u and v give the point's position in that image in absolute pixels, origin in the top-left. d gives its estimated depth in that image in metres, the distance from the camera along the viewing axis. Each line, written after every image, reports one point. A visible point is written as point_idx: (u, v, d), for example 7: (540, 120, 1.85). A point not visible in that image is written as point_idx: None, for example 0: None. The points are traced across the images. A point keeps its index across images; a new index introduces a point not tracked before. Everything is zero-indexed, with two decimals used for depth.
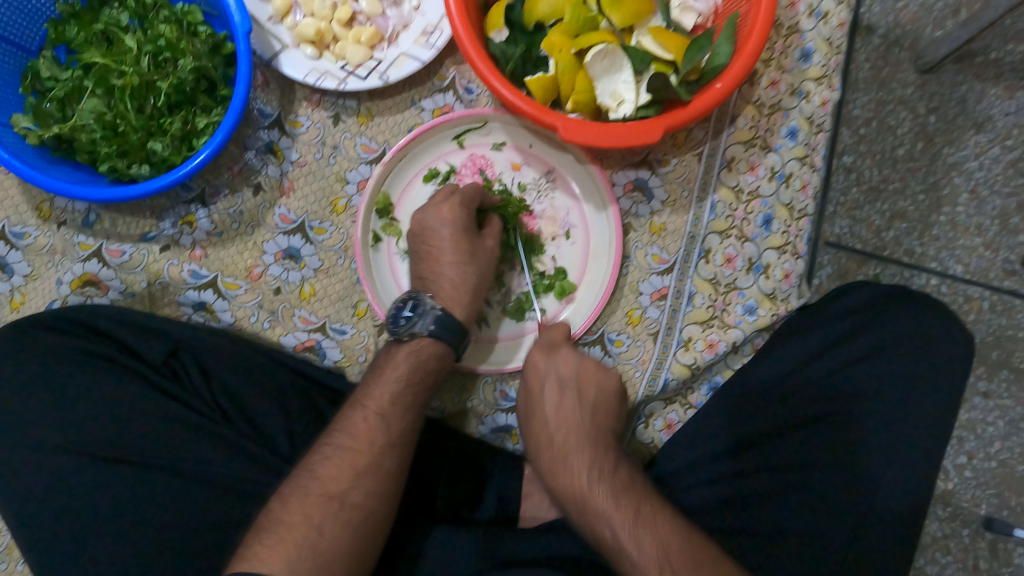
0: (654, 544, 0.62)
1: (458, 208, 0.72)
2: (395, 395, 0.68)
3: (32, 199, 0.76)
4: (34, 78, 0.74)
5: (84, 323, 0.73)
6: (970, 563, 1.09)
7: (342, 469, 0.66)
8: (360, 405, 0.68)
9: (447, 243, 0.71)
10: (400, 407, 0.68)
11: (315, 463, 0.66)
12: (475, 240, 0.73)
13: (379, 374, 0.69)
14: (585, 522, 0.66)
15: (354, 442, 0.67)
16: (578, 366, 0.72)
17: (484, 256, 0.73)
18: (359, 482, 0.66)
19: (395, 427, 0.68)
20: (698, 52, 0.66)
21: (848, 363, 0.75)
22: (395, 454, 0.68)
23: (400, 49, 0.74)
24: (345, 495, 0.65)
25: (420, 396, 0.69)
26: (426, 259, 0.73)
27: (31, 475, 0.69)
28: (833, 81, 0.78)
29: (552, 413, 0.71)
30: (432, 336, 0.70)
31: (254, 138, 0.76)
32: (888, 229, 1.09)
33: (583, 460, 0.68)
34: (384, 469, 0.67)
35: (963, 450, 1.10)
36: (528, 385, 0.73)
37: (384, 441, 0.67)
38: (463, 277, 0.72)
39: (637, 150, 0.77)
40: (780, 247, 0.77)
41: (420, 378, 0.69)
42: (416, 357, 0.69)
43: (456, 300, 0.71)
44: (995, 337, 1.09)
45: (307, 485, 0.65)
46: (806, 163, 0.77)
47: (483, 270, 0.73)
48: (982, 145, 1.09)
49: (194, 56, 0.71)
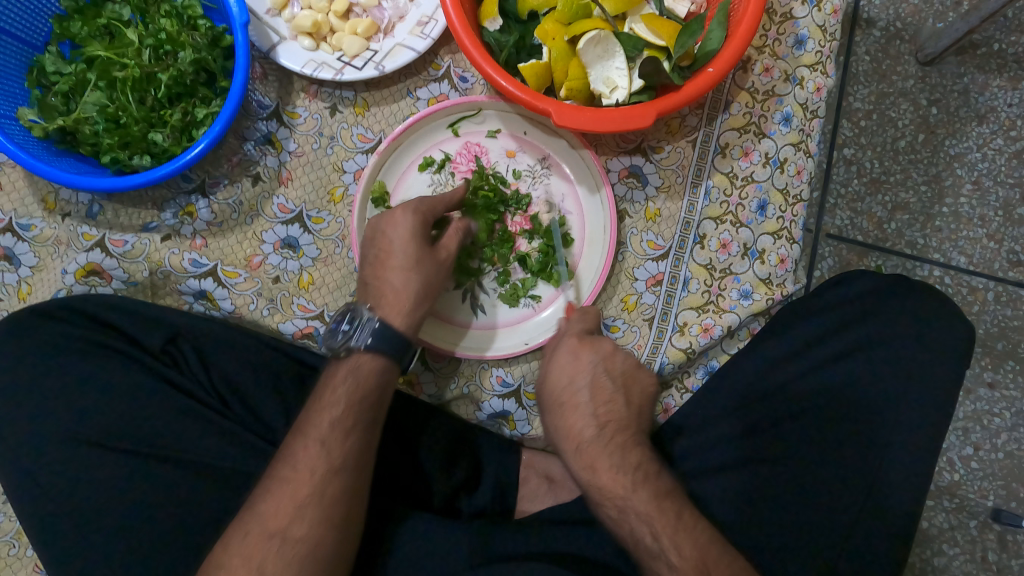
0: (693, 553, 0.63)
1: (410, 216, 0.70)
2: (334, 417, 0.66)
3: (38, 191, 0.77)
4: (39, 73, 0.75)
5: (87, 313, 0.73)
6: (979, 555, 1.08)
7: (283, 503, 0.63)
8: (300, 433, 0.66)
9: (396, 248, 0.71)
10: (340, 431, 0.66)
11: (257, 501, 0.64)
12: (424, 251, 0.71)
13: (320, 399, 0.68)
14: (626, 526, 0.66)
15: (294, 473, 0.64)
16: (621, 363, 0.72)
17: (432, 267, 0.72)
18: (300, 514, 0.63)
19: (336, 452, 0.66)
20: (689, 37, 0.67)
21: (845, 350, 0.75)
22: (338, 479, 0.65)
23: (396, 40, 0.75)
24: (287, 530, 0.62)
25: (360, 416, 0.67)
26: (372, 265, 0.72)
27: (34, 460, 0.70)
28: (828, 67, 0.78)
29: (591, 407, 0.70)
30: (370, 349, 0.69)
31: (252, 130, 0.77)
32: (890, 220, 1.09)
33: (626, 460, 0.68)
34: (328, 497, 0.64)
35: (970, 441, 1.09)
36: (568, 376, 0.71)
37: (325, 467, 0.65)
38: (406, 285, 0.70)
39: (630, 137, 0.77)
40: (775, 232, 0.78)
41: (360, 397, 0.67)
42: (351, 378, 0.68)
43: (396, 308, 0.70)
44: (999, 329, 1.09)
45: (248, 524, 0.63)
46: (801, 148, 0.78)
47: (428, 279, 0.71)
48: (985, 136, 1.09)
49: (193, 48, 0.72)
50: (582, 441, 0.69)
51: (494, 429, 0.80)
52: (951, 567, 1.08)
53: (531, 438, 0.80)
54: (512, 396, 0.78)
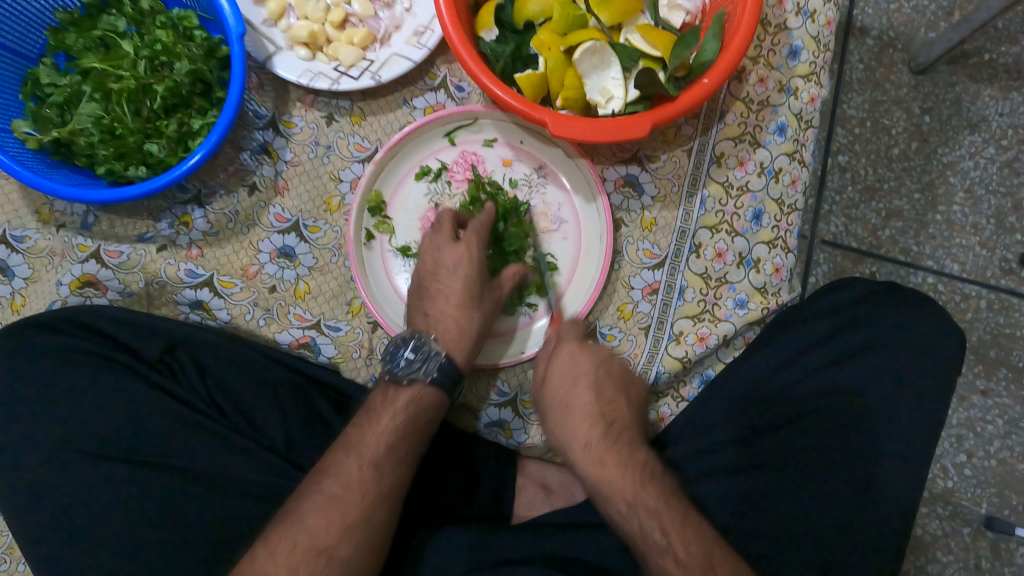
0: (700, 551, 0.64)
1: (478, 255, 0.73)
2: (391, 445, 0.68)
3: (32, 203, 0.77)
4: (34, 85, 0.75)
5: (81, 323, 0.73)
6: (972, 562, 1.09)
7: (332, 521, 0.64)
8: (354, 452, 0.67)
9: (463, 286, 0.72)
10: (393, 459, 0.68)
11: (305, 512, 0.65)
12: (484, 288, 0.74)
13: (376, 420, 0.68)
14: (633, 521, 0.66)
15: (345, 493, 0.66)
16: (620, 367, 0.74)
17: (491, 306, 0.74)
18: (347, 536, 0.64)
19: (387, 479, 0.67)
20: (684, 49, 0.67)
21: (840, 357, 0.76)
22: (385, 506, 0.67)
23: (392, 49, 0.75)
24: (334, 549, 0.64)
25: (413, 447, 0.69)
26: (435, 299, 0.73)
27: (27, 471, 0.69)
28: (821, 78, 0.79)
29: (596, 407, 0.71)
30: (434, 382, 0.69)
31: (248, 139, 0.77)
32: (883, 227, 1.09)
33: (633, 459, 0.69)
34: (373, 522, 0.66)
35: (963, 448, 1.10)
36: (568, 376, 0.72)
37: (376, 492, 0.67)
38: (469, 323, 0.72)
39: (627, 147, 0.78)
40: (770, 241, 0.78)
41: (415, 429, 0.69)
42: (413, 407, 0.69)
43: (459, 344, 0.72)
44: (993, 336, 1.09)
45: (294, 537, 0.64)
46: (795, 158, 0.78)
47: (487, 318, 0.73)
48: (978, 145, 1.09)
49: (189, 59, 0.72)
50: (589, 440, 0.70)
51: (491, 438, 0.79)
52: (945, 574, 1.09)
53: (528, 447, 0.79)
54: (510, 405, 0.78)
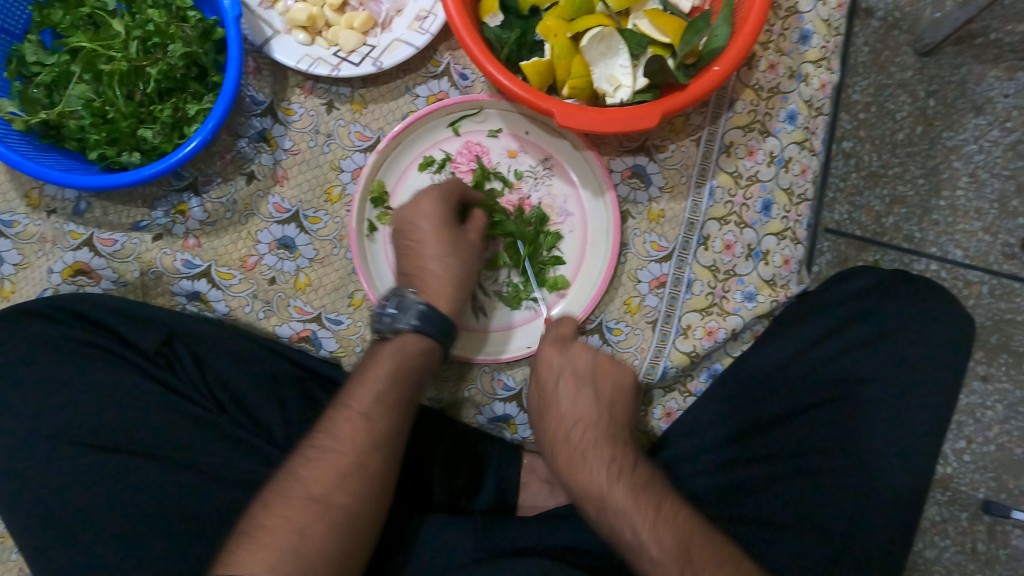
0: (676, 546, 0.62)
1: (437, 202, 0.70)
2: (378, 392, 0.66)
3: (21, 187, 0.76)
4: (19, 63, 0.72)
5: (77, 313, 0.72)
6: (969, 546, 1.09)
7: (326, 471, 0.63)
8: (343, 406, 0.66)
9: (430, 236, 0.70)
10: (383, 405, 0.66)
11: (298, 466, 0.64)
12: (457, 232, 0.71)
13: (364, 372, 0.67)
14: (607, 521, 0.65)
15: (337, 443, 0.64)
16: (588, 360, 0.70)
17: (468, 249, 0.71)
18: (343, 484, 0.63)
19: (379, 426, 0.65)
20: (694, 34, 0.65)
21: (846, 349, 0.75)
22: (381, 454, 0.65)
23: (394, 34, 0.73)
24: (330, 498, 0.62)
25: (404, 392, 0.67)
26: (408, 256, 0.71)
27: (22, 467, 0.68)
28: (832, 63, 0.76)
29: (565, 407, 0.69)
30: (417, 330, 0.68)
31: (246, 126, 0.75)
32: (887, 214, 1.08)
33: (602, 456, 0.66)
34: (369, 471, 0.64)
35: (963, 434, 1.09)
36: (542, 383, 0.70)
37: (368, 440, 0.65)
38: (447, 271, 0.70)
39: (634, 137, 0.76)
40: (779, 232, 0.76)
41: (404, 374, 0.67)
42: (398, 353, 0.68)
43: (440, 294, 0.70)
44: (994, 321, 1.08)
45: (289, 489, 0.62)
46: (805, 147, 0.76)
47: (467, 262, 0.71)
48: (982, 128, 1.07)
49: (183, 41, 0.69)
50: (561, 444, 0.68)
51: (495, 433, 0.78)
52: (941, 557, 1.09)
53: (533, 443, 0.78)
54: (515, 400, 0.76)
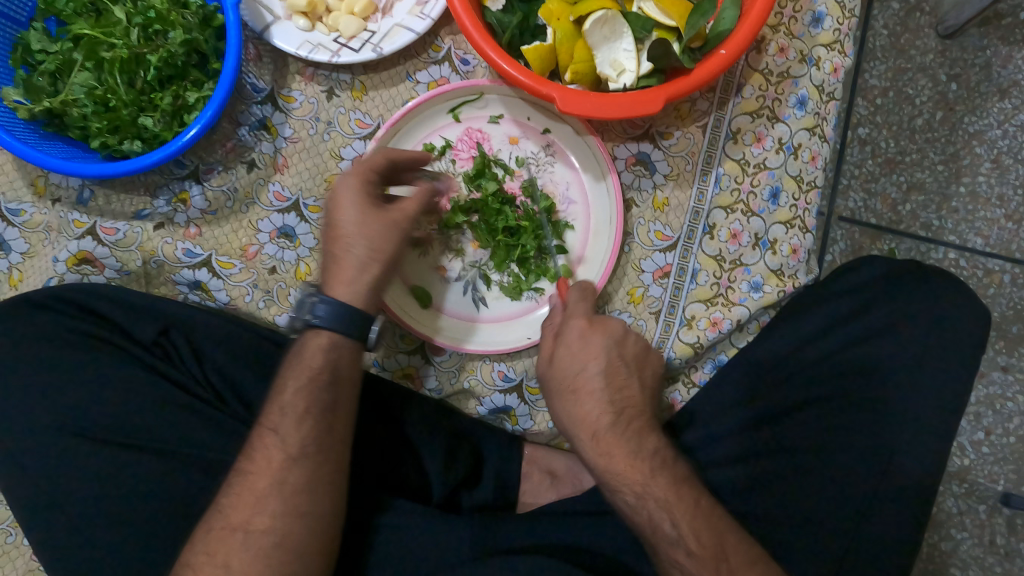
0: (711, 540, 0.64)
1: (353, 177, 0.66)
2: (286, 403, 0.65)
3: (27, 175, 0.76)
4: (24, 51, 0.72)
5: (79, 304, 0.72)
6: (987, 539, 1.06)
7: (243, 496, 0.63)
8: (258, 424, 0.66)
9: (341, 216, 0.66)
10: (294, 416, 0.65)
11: (221, 495, 0.64)
12: (367, 210, 0.66)
13: (275, 387, 0.66)
14: (643, 512, 0.65)
15: (251, 466, 0.64)
16: (634, 345, 0.68)
17: (381, 228, 0.66)
18: (261, 506, 0.62)
19: (294, 439, 0.64)
20: (700, 17, 0.63)
21: (857, 341, 0.73)
22: (299, 467, 0.64)
23: (394, 20, 0.72)
24: (249, 523, 0.62)
25: (317, 397, 0.65)
26: (326, 235, 0.68)
27: (27, 457, 0.69)
28: (845, 46, 0.75)
29: (607, 394, 0.66)
30: (314, 325, 0.66)
31: (247, 114, 0.74)
32: (904, 202, 1.05)
33: (643, 447, 0.66)
34: (289, 486, 0.63)
35: (981, 426, 1.06)
36: (576, 360, 0.67)
37: (283, 455, 0.64)
38: (349, 253, 0.66)
39: (639, 123, 0.75)
40: (787, 221, 0.75)
41: (310, 379, 0.65)
42: (297, 359, 0.66)
43: (341, 279, 0.66)
44: (1015, 311, 1.05)
45: (210, 521, 0.63)
46: (815, 133, 0.75)
47: (377, 244, 0.66)
48: (1007, 112, 1.04)
49: (183, 28, 0.69)
50: (598, 429, 0.66)
51: (496, 422, 0.78)
52: (958, 551, 1.07)
53: (535, 433, 0.78)
54: (515, 391, 0.76)
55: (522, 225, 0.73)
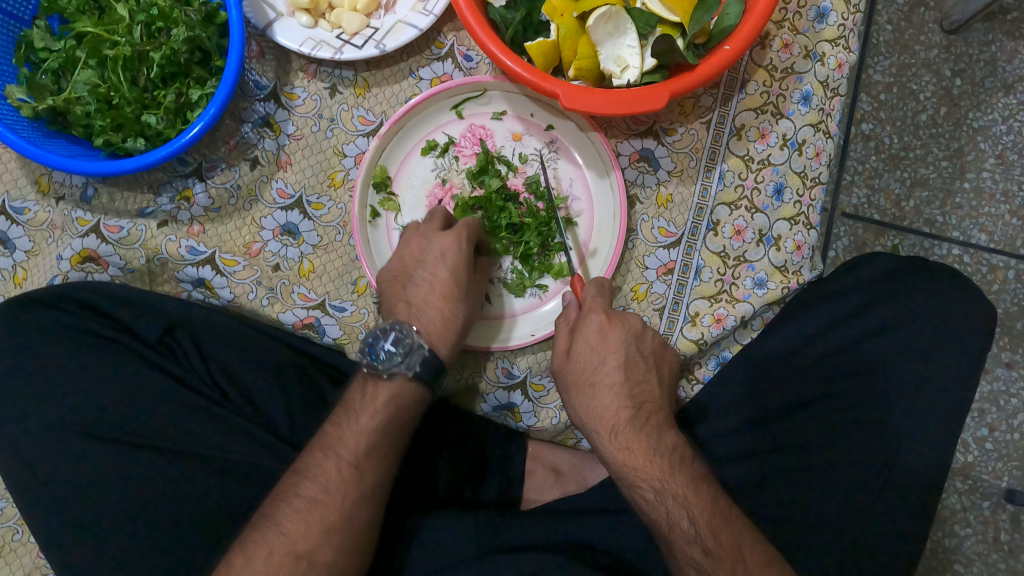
0: (729, 540, 0.63)
1: (473, 243, 0.71)
2: (371, 445, 0.66)
3: (31, 173, 0.75)
4: (27, 49, 0.72)
5: (82, 301, 0.72)
6: (991, 535, 1.06)
7: (310, 525, 0.64)
8: (332, 454, 0.66)
9: (452, 278, 0.69)
10: (376, 457, 0.67)
11: (281, 515, 0.64)
12: (472, 279, 0.71)
13: (354, 419, 0.67)
14: (660, 509, 0.64)
15: (322, 496, 0.65)
16: (651, 342, 0.70)
17: (477, 299, 0.71)
18: (328, 540, 0.64)
19: (368, 479, 0.66)
20: (705, 13, 0.63)
21: (862, 338, 0.73)
22: (369, 506, 0.66)
23: (398, 16, 0.72)
24: (314, 554, 0.63)
25: (396, 444, 0.68)
26: (419, 288, 0.70)
27: (32, 455, 0.69)
28: (850, 42, 0.74)
29: (627, 389, 0.68)
30: (414, 377, 0.67)
31: (249, 111, 0.74)
32: (908, 198, 1.05)
33: (662, 443, 0.66)
34: (356, 524, 0.65)
35: (985, 422, 1.06)
36: (595, 354, 0.68)
37: (357, 494, 0.65)
38: (453, 314, 0.69)
39: (642, 119, 0.74)
40: (792, 217, 0.74)
41: (397, 426, 0.67)
42: (392, 404, 0.67)
43: (441, 337, 0.68)
44: (1020, 307, 1.05)
45: (271, 542, 0.63)
46: (820, 129, 0.74)
47: (470, 312, 0.71)
48: (1012, 107, 1.04)
49: (186, 25, 0.69)
50: (616, 423, 0.66)
51: (500, 420, 0.77)
52: (962, 548, 1.06)
53: (538, 431, 0.77)
54: (519, 388, 0.76)
55: (523, 223, 0.72)
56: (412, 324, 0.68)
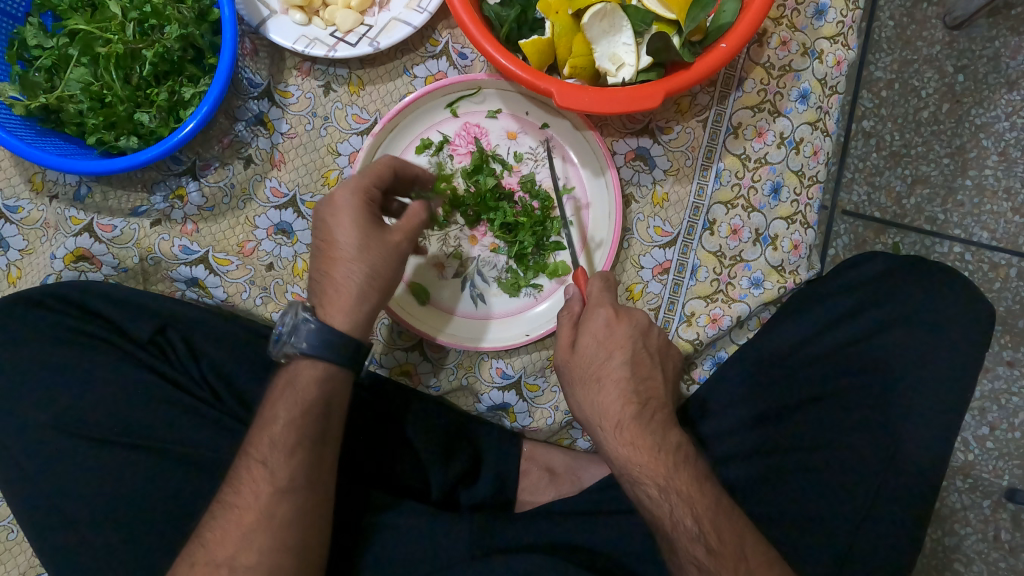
0: (731, 538, 0.63)
1: (350, 195, 0.62)
2: (275, 434, 0.63)
3: (25, 172, 0.76)
4: (20, 46, 0.71)
5: (71, 301, 0.71)
6: (991, 534, 1.06)
7: (228, 532, 0.62)
8: (244, 454, 0.64)
9: (340, 238, 0.63)
10: (285, 446, 0.63)
11: (204, 528, 0.63)
12: (372, 234, 0.63)
13: (263, 415, 0.65)
14: (665, 506, 0.64)
15: (238, 499, 0.63)
16: (656, 338, 0.68)
17: (382, 253, 0.63)
18: (247, 542, 0.61)
19: (282, 472, 0.63)
20: (700, 11, 0.63)
21: (859, 339, 0.73)
22: (289, 499, 0.63)
23: (392, 13, 0.71)
24: (234, 560, 0.61)
25: (308, 429, 0.64)
26: (319, 255, 0.65)
27: (26, 455, 0.69)
28: (849, 39, 0.73)
29: (634, 384, 0.65)
30: (305, 354, 0.63)
31: (243, 110, 0.74)
32: (909, 195, 1.04)
33: (667, 440, 0.65)
34: (278, 519, 0.62)
35: (986, 421, 1.06)
36: (602, 348, 0.65)
37: (271, 488, 0.62)
38: (348, 278, 0.63)
39: (638, 118, 0.74)
40: (788, 217, 0.74)
41: (301, 410, 0.63)
42: (288, 388, 0.64)
43: (337, 306, 0.63)
44: (1022, 306, 1.04)
45: (194, 554, 0.62)
46: (818, 127, 0.74)
47: (376, 267, 0.63)
48: (1015, 104, 1.03)
49: (179, 23, 0.68)
50: (622, 419, 0.64)
51: (494, 419, 0.78)
52: (962, 546, 1.06)
53: (533, 431, 0.78)
54: (513, 389, 0.76)
55: (518, 221, 0.73)
56: (316, 299, 0.65)
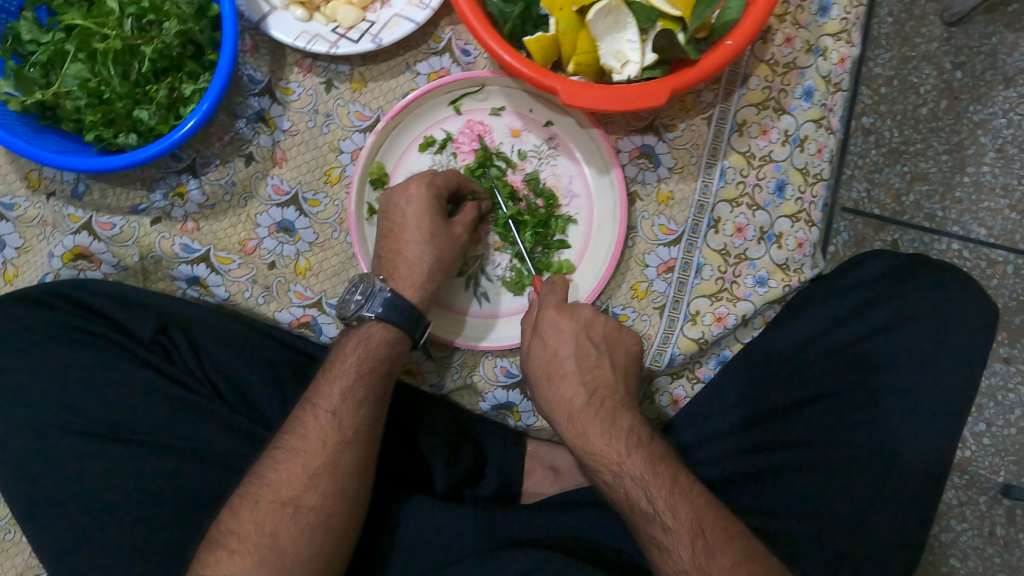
0: (688, 515, 0.61)
1: (424, 186, 0.68)
2: (345, 388, 0.65)
3: (21, 169, 0.74)
4: (14, 41, 0.70)
5: (70, 297, 0.70)
6: (986, 530, 1.06)
7: (294, 473, 0.63)
8: (310, 405, 0.66)
9: (410, 221, 0.68)
10: (352, 401, 0.65)
11: (266, 468, 0.64)
12: (443, 221, 0.68)
13: (331, 368, 0.67)
14: (619, 491, 0.64)
15: (303, 445, 0.64)
16: (601, 327, 0.69)
17: (449, 240, 0.69)
18: (314, 484, 0.63)
19: (350, 423, 0.65)
20: (707, 8, 0.61)
21: (863, 337, 0.73)
22: (353, 450, 0.65)
23: (394, 9, 0.70)
24: (300, 499, 0.62)
25: (375, 386, 0.66)
26: (388, 239, 0.70)
27: (25, 453, 0.68)
28: (852, 36, 0.73)
29: (579, 375, 0.68)
30: (380, 319, 0.66)
31: (244, 106, 0.73)
32: (908, 192, 1.04)
33: (616, 426, 0.66)
34: (343, 468, 0.64)
35: (983, 418, 1.06)
36: (545, 347, 0.68)
37: (338, 438, 0.64)
38: (420, 258, 0.68)
39: (643, 115, 0.74)
40: (793, 214, 0.74)
41: (370, 369, 0.66)
42: (362, 346, 0.66)
43: (408, 282, 0.68)
44: (1019, 303, 1.04)
45: (257, 492, 0.63)
46: (822, 125, 0.73)
47: (442, 253, 0.69)
48: (1012, 100, 1.03)
49: (178, 18, 0.68)
50: (573, 412, 0.67)
51: (498, 419, 0.77)
52: (958, 542, 1.06)
53: (537, 429, 0.77)
54: (517, 387, 0.75)
55: (523, 219, 0.72)
56: (386, 274, 0.69)
